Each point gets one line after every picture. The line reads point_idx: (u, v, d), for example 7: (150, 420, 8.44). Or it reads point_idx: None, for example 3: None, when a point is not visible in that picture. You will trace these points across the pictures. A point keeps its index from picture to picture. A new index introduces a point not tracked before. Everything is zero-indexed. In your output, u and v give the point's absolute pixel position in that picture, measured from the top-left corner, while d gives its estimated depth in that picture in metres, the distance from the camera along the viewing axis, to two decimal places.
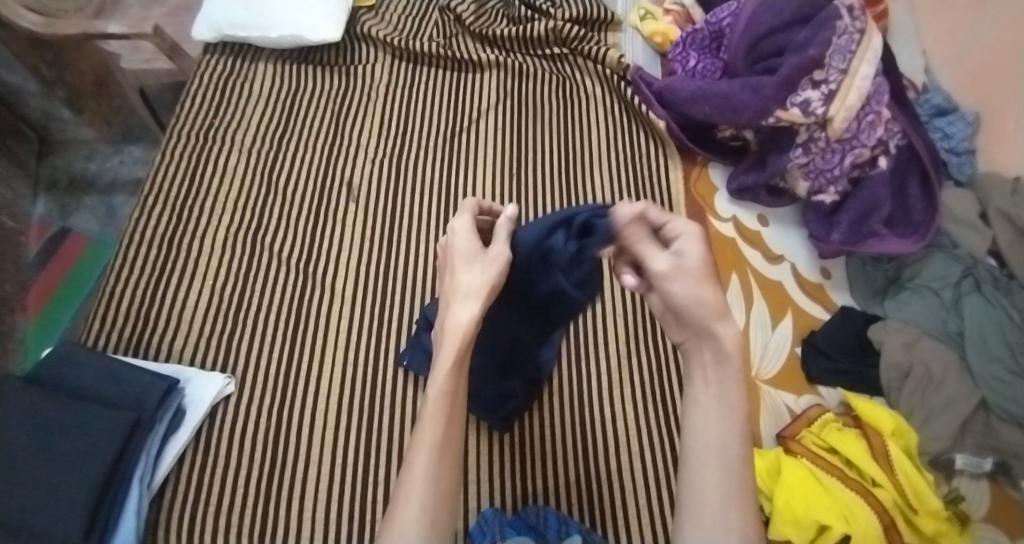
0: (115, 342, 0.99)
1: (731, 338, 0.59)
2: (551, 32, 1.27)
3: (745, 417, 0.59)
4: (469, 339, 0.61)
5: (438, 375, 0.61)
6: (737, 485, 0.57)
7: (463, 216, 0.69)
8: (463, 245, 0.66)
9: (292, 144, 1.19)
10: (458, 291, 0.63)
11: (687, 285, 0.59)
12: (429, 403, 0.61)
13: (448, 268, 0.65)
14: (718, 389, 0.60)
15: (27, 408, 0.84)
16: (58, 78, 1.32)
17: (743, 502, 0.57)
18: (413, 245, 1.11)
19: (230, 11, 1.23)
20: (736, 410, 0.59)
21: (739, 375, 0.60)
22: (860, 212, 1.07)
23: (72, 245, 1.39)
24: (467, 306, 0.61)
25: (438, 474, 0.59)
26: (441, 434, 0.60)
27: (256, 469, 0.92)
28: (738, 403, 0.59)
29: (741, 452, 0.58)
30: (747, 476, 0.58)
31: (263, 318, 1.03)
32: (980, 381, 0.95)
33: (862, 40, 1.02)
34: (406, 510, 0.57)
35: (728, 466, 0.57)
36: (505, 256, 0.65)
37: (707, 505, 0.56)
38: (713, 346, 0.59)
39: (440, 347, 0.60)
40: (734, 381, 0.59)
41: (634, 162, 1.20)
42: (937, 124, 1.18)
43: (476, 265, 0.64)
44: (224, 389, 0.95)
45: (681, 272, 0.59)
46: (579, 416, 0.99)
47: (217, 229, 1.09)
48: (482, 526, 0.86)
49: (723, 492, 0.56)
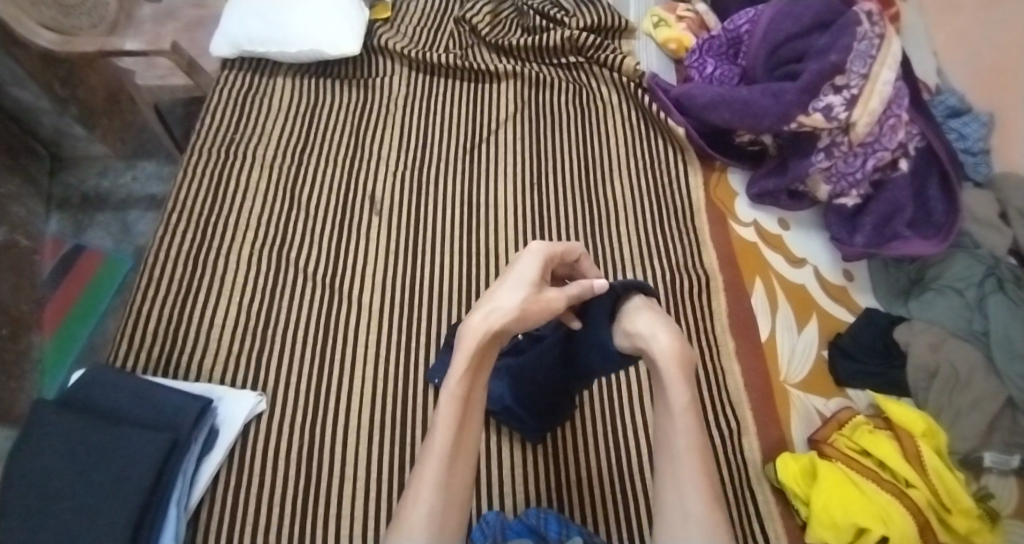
0: (143, 363, 0.99)
1: (661, 345, 0.66)
2: (567, 41, 1.28)
3: (685, 408, 0.65)
4: (484, 349, 0.66)
5: (451, 380, 0.66)
6: (689, 474, 0.62)
7: (545, 246, 0.72)
8: (526, 267, 0.69)
9: (313, 159, 1.19)
10: (492, 303, 0.67)
11: (622, 329, 0.71)
12: (442, 408, 0.65)
13: (501, 280, 0.70)
14: (660, 392, 0.67)
15: (63, 432, 0.83)
16: (70, 95, 1.31)
17: (697, 488, 0.62)
18: (438, 259, 1.11)
19: (247, 26, 1.22)
20: (675, 406, 0.65)
21: (679, 375, 0.65)
22: (882, 214, 1.08)
23: (87, 262, 1.38)
24: (487, 317, 0.66)
25: (448, 480, 0.63)
26: (453, 439, 0.64)
27: (291, 487, 0.91)
28: (678, 400, 0.65)
29: (689, 442, 0.64)
30: (700, 465, 0.63)
31: (291, 334, 1.03)
32: (1008, 380, 0.96)
33: (883, 45, 1.03)
34: (414, 510, 0.61)
35: (678, 460, 0.64)
36: (553, 301, 0.68)
37: (667, 499, 0.63)
38: (654, 360, 0.67)
39: (456, 354, 0.65)
40: (671, 381, 0.65)
41: (654, 170, 1.21)
42: (953, 125, 1.18)
43: (520, 287, 0.68)
44: (256, 407, 0.95)
45: (616, 326, 0.72)
46: (611, 424, 1.00)
47: (242, 246, 1.09)
48: (483, 527, 0.84)
49: (676, 484, 0.63)
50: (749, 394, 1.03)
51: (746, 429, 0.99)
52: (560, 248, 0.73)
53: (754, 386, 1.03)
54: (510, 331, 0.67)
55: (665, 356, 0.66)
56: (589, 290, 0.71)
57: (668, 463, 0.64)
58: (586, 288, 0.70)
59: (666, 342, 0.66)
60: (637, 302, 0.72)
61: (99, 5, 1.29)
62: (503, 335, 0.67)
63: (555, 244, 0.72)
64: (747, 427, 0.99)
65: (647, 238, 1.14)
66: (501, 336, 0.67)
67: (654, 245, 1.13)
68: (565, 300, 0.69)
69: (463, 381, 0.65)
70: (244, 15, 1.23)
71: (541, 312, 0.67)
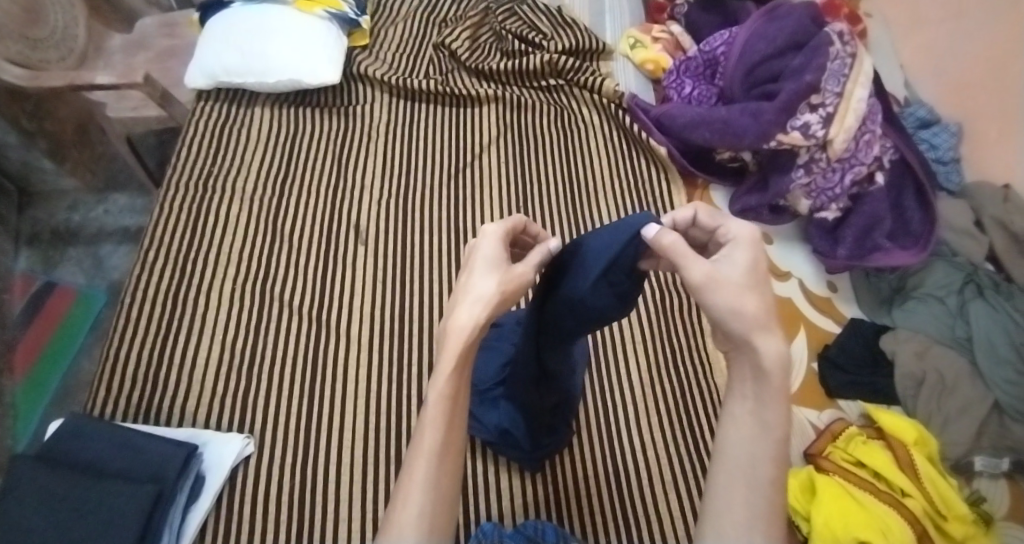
0: (124, 408, 0.96)
1: (773, 352, 0.54)
2: (546, 64, 1.29)
3: (782, 435, 0.55)
4: (471, 345, 0.58)
5: (439, 377, 0.58)
6: (764, 503, 0.54)
7: (500, 223, 0.64)
8: (488, 249, 0.61)
9: (295, 189, 1.18)
10: (467, 293, 0.59)
11: (725, 293, 0.55)
12: (430, 404, 0.59)
13: (464, 269, 0.62)
14: (754, 406, 0.56)
15: (41, 487, 0.80)
16: (38, 129, 1.28)
17: (768, 522, 0.53)
18: (425, 286, 1.09)
19: (222, 57, 1.20)
20: (771, 428, 0.55)
21: (782, 394, 0.55)
22: (862, 227, 1.10)
23: (59, 300, 1.34)
24: (472, 311, 0.58)
25: (437, 479, 0.57)
26: (442, 439, 0.58)
27: (283, 530, 0.89)
28: (777, 423, 0.55)
29: (773, 473, 0.54)
30: (777, 498, 0.54)
31: (278, 369, 1.00)
32: (993, 385, 0.97)
33: (855, 63, 1.06)
34: (405, 511, 0.56)
35: (756, 483, 0.54)
36: (525, 275, 0.62)
37: (730, 511, 0.54)
38: (754, 358, 0.55)
39: (441, 351, 0.57)
40: (773, 398, 0.55)
41: (636, 188, 1.22)
42: (923, 135, 1.21)
43: (492, 271, 0.60)
44: (244, 449, 0.92)
45: (723, 282, 0.55)
46: (608, 447, 0.99)
47: (224, 282, 1.07)
48: (479, 536, 0.85)
49: (748, 507, 0.54)
50: None
51: None
52: (512, 223, 0.66)
53: None
54: (495, 319, 0.60)
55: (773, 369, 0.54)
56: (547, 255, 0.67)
57: (744, 484, 0.54)
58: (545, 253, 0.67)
59: (773, 346, 0.55)
60: (751, 270, 0.57)
61: (67, 38, 1.26)
62: (487, 324, 0.60)
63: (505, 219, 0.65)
64: None
65: None
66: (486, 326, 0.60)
67: None
68: (534, 270, 0.63)
69: (450, 376, 0.58)
70: (217, 45, 1.21)
71: (522, 288, 0.61)
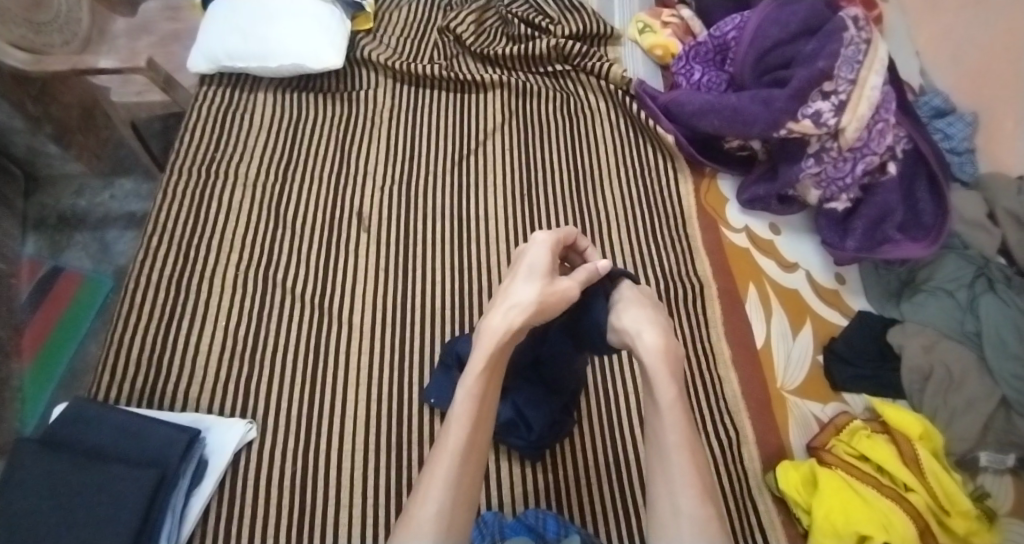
0: (127, 394, 0.96)
1: (647, 344, 0.66)
2: (553, 49, 1.28)
3: (672, 404, 0.64)
4: (502, 349, 0.64)
5: (469, 378, 0.63)
6: (680, 468, 0.62)
7: (551, 234, 0.70)
8: (536, 259, 0.67)
9: (298, 176, 1.17)
10: (508, 299, 0.65)
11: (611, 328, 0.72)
12: (459, 404, 0.62)
13: (511, 273, 0.69)
14: (648, 389, 0.67)
15: (45, 472, 0.81)
16: (44, 113, 1.27)
17: (688, 485, 0.61)
18: (428, 275, 1.09)
19: (225, 41, 1.19)
20: (663, 402, 0.65)
21: (666, 371, 0.65)
22: (873, 218, 1.08)
23: (66, 283, 1.35)
24: (508, 314, 0.64)
25: (459, 477, 0.59)
26: (467, 438, 0.60)
27: (285, 517, 0.89)
28: (666, 398, 0.65)
29: (678, 437, 0.63)
30: (688, 459, 0.63)
31: (282, 356, 1.01)
32: (1001, 381, 0.96)
33: (870, 50, 1.03)
34: (423, 509, 0.57)
35: (668, 453, 0.63)
36: (568, 289, 0.66)
37: (656, 487, 0.63)
38: (640, 358, 0.67)
39: (473, 350, 0.63)
40: (659, 378, 0.65)
41: (643, 177, 1.21)
42: (938, 125, 1.19)
43: (534, 280, 0.66)
44: (246, 435, 0.93)
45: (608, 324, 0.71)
46: (610, 440, 0.98)
47: (227, 268, 1.07)
48: (481, 527, 0.85)
49: (666, 475, 0.63)
50: (747, 403, 1.02)
51: (746, 438, 0.99)
52: (563, 235, 0.71)
53: (752, 394, 1.03)
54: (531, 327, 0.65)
55: (652, 353, 0.66)
56: (595, 272, 0.69)
57: (659, 458, 0.64)
58: (592, 272, 0.69)
59: (651, 340, 0.66)
60: (628, 301, 0.71)
61: (71, 21, 1.25)
62: (521, 332, 0.65)
63: (555, 231, 0.71)
64: (747, 437, 0.99)
65: (638, 245, 1.14)
66: (520, 333, 0.65)
67: (647, 253, 1.13)
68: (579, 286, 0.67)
69: (480, 377, 0.63)
70: (220, 28, 1.20)
71: (561, 299, 0.65)
